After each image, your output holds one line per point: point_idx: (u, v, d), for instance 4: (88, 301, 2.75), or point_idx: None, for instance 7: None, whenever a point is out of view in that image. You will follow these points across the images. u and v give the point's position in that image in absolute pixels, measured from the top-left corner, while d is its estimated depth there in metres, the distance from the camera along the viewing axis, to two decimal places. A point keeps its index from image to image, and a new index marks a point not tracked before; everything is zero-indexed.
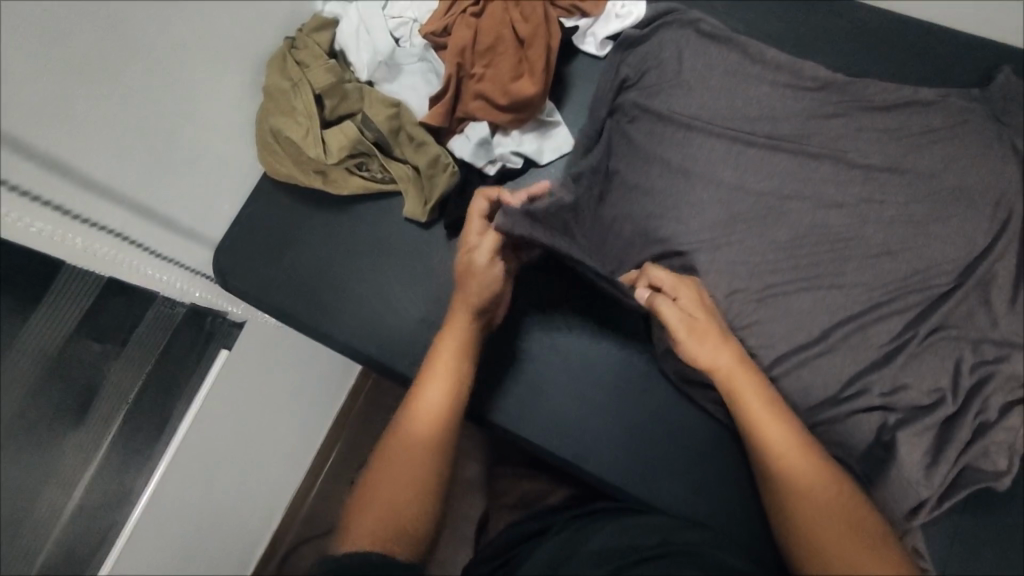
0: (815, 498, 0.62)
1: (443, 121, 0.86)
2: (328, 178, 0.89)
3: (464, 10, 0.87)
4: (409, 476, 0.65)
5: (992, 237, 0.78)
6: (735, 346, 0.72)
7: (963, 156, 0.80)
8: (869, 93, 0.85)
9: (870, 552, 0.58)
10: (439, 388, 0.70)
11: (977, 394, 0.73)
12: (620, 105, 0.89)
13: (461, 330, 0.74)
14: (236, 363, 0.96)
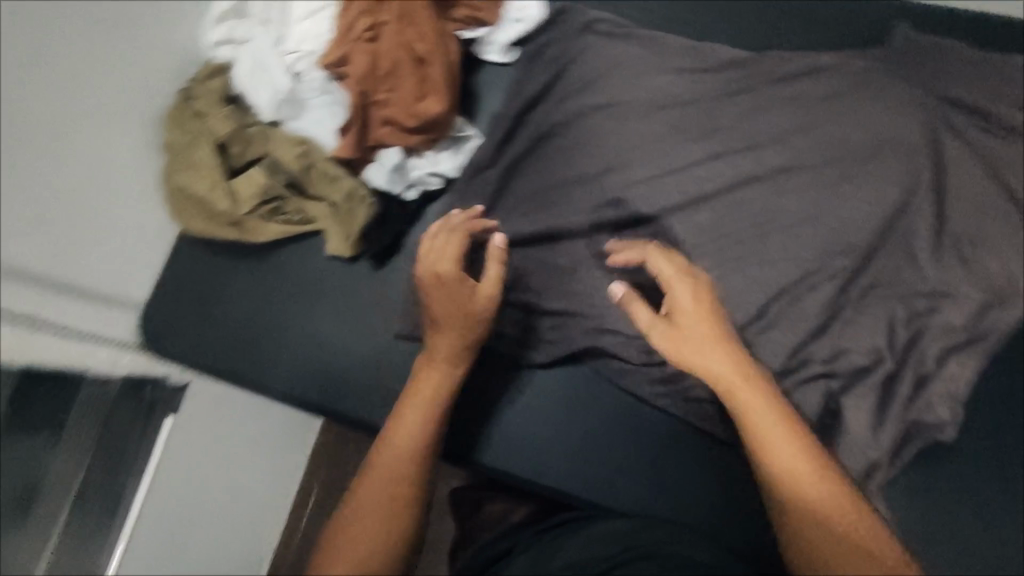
0: (810, 490, 0.57)
1: (353, 152, 0.84)
2: (243, 228, 0.86)
3: (359, 35, 0.83)
4: (357, 543, 0.60)
5: (906, 190, 0.79)
6: (727, 341, 0.67)
7: (870, 114, 0.82)
8: (772, 68, 0.86)
9: (865, 543, 0.53)
10: (397, 441, 0.66)
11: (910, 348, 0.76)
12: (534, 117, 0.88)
13: (436, 371, 0.72)
14: (188, 425, 0.92)
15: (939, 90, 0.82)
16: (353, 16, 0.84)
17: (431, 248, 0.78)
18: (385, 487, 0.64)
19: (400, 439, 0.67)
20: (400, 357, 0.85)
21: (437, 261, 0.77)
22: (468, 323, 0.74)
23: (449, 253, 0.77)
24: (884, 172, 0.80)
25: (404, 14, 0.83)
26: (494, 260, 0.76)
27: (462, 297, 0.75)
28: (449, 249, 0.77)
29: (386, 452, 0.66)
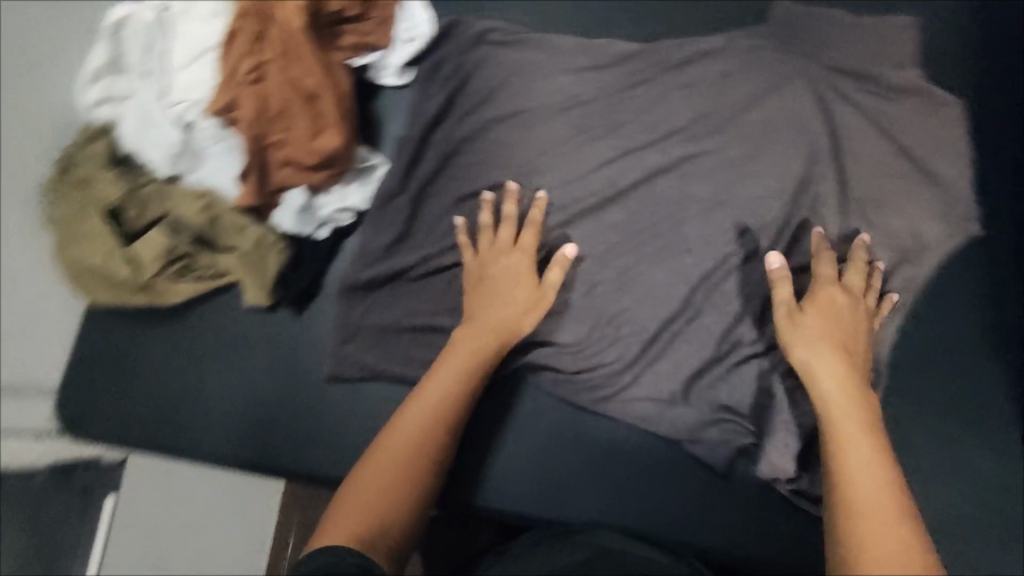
0: (868, 492, 0.58)
1: (255, 199, 0.81)
2: (152, 292, 0.82)
3: (243, 78, 0.79)
4: (383, 480, 0.63)
5: (806, 161, 0.81)
6: (846, 359, 0.70)
7: (763, 92, 0.84)
8: (669, 49, 0.87)
9: (906, 541, 0.53)
10: (426, 404, 0.70)
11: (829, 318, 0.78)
12: (435, 138, 0.87)
13: (467, 339, 0.75)
14: (138, 497, 0.86)
15: (824, 59, 0.84)
16: (236, 59, 0.79)
17: (500, 228, 0.80)
18: (392, 466, 0.65)
19: (414, 429, 0.68)
20: (336, 400, 0.83)
21: (491, 247, 0.80)
22: (498, 331, 0.76)
23: (499, 241, 0.80)
24: (781, 147, 0.82)
25: (288, 50, 0.79)
26: (556, 266, 0.78)
27: (517, 292, 0.78)
28: (504, 241, 0.80)
29: (398, 437, 0.67)
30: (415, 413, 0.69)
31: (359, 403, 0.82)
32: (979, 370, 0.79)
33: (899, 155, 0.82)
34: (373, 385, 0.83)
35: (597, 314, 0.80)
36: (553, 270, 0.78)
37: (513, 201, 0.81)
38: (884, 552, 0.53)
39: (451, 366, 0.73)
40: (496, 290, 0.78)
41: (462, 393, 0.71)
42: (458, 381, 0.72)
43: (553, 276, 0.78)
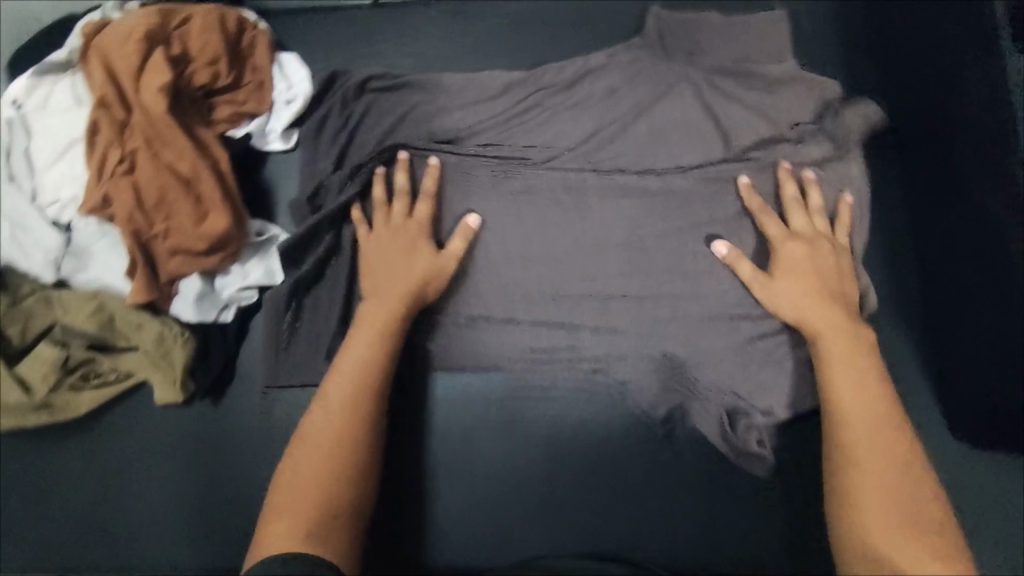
0: (866, 446, 0.64)
1: (148, 294, 0.77)
2: (54, 408, 0.78)
3: (113, 171, 0.76)
4: (317, 465, 0.64)
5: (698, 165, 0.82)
6: (839, 310, 0.73)
7: (649, 103, 0.84)
8: (550, 75, 0.85)
9: (895, 493, 0.60)
10: (343, 377, 0.70)
11: (753, 321, 0.79)
12: (324, 181, 0.84)
13: (370, 311, 0.74)
14: None
15: (704, 61, 0.84)
16: (103, 151, 0.76)
17: (393, 207, 0.80)
18: (321, 440, 0.66)
19: (340, 401, 0.68)
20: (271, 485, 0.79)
21: (388, 226, 0.79)
22: (408, 288, 0.75)
23: (395, 220, 0.79)
24: (677, 158, 0.83)
25: (152, 137, 0.75)
26: (458, 236, 0.79)
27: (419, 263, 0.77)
28: (399, 220, 0.79)
29: (324, 415, 0.68)
30: (339, 385, 0.69)
31: None
32: (889, 346, 0.82)
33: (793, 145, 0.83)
34: None
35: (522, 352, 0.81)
36: (459, 238, 0.79)
37: (400, 171, 0.81)
38: (876, 506, 0.60)
39: (364, 338, 0.73)
40: (398, 257, 0.77)
41: (377, 361, 0.71)
42: (375, 348, 0.72)
43: (456, 240, 0.78)
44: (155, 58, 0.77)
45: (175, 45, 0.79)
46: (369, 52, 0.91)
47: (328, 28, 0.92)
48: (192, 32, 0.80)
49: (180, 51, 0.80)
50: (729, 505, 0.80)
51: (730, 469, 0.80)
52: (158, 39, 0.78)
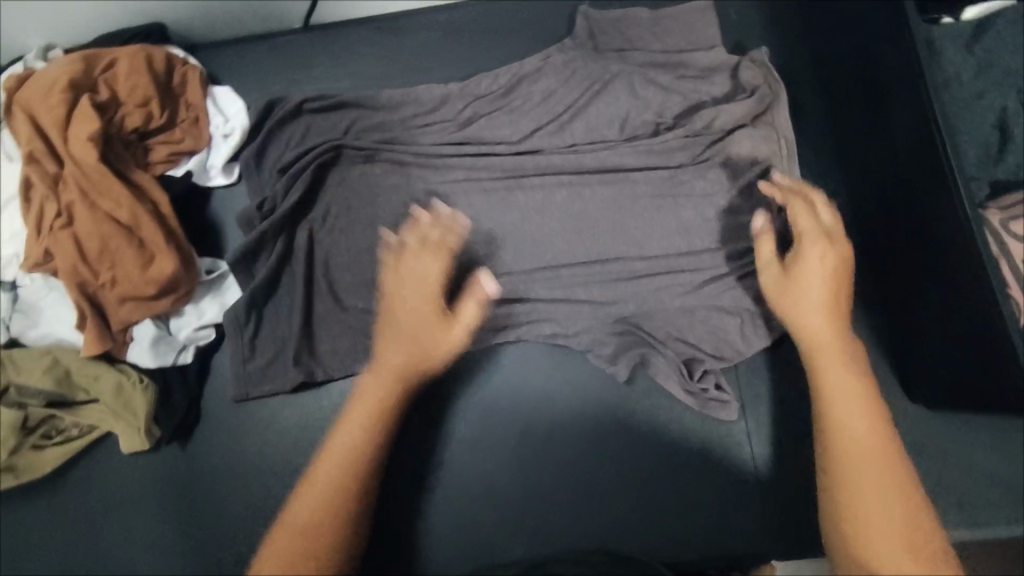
0: (861, 436, 0.56)
1: (102, 344, 0.76)
2: (18, 470, 0.77)
3: (51, 225, 0.75)
4: (302, 534, 0.56)
5: (640, 156, 0.83)
6: (829, 299, 0.66)
7: (585, 102, 0.84)
8: (484, 84, 0.86)
9: (897, 494, 0.52)
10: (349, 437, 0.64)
11: (703, 301, 0.80)
12: (267, 199, 0.83)
13: (381, 372, 0.68)
14: None
15: (635, 55, 0.85)
16: (40, 206, 0.76)
17: (410, 254, 0.72)
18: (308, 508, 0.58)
19: (327, 471, 0.61)
20: (247, 521, 0.79)
21: (404, 279, 0.71)
22: (424, 355, 0.69)
23: (428, 274, 0.71)
24: (618, 152, 0.83)
25: (87, 187, 0.75)
26: (473, 301, 0.72)
27: (427, 334, 0.69)
28: (420, 271, 0.71)
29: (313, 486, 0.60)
30: (328, 458, 0.62)
31: (271, 517, 0.79)
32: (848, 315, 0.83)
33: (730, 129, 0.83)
34: (280, 494, 0.79)
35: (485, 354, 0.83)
36: (478, 302, 0.72)
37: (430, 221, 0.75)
38: (876, 512, 0.51)
39: (363, 403, 0.66)
40: (415, 311, 0.69)
41: (381, 425, 0.65)
42: (372, 414, 0.66)
43: (473, 301, 0.72)
44: (81, 106, 0.76)
45: (102, 91, 0.79)
46: (303, 77, 0.91)
47: (260, 58, 0.92)
48: (119, 76, 0.80)
49: (107, 96, 0.79)
50: (707, 490, 0.80)
51: (704, 452, 0.81)
52: (83, 86, 0.78)
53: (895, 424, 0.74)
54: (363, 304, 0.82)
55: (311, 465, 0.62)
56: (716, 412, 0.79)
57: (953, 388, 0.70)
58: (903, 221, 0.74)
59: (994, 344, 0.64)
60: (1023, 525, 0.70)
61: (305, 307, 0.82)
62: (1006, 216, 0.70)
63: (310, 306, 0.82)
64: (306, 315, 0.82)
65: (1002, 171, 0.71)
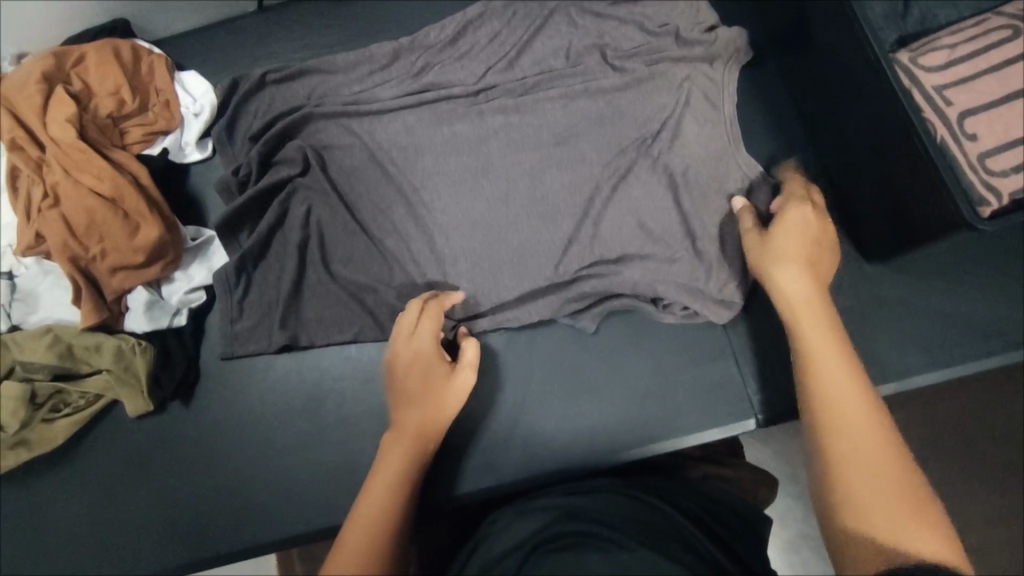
0: (844, 399, 0.55)
1: (99, 314, 0.80)
2: (32, 443, 0.80)
3: (39, 208, 0.79)
4: None
5: (585, 78, 0.87)
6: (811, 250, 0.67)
7: (528, 37, 0.89)
8: (431, 36, 0.91)
9: (893, 472, 0.51)
10: (376, 503, 0.61)
11: (671, 199, 0.82)
12: (243, 164, 0.87)
13: (402, 448, 0.67)
14: None
15: None
16: (28, 193, 0.81)
17: (403, 316, 0.75)
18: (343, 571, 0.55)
19: (376, 507, 0.61)
20: (255, 467, 0.82)
21: (413, 349, 0.72)
22: (432, 423, 0.69)
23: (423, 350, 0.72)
24: (565, 78, 0.87)
25: (69, 166, 0.80)
26: (473, 346, 0.73)
27: (437, 396, 0.70)
28: (409, 324, 0.74)
29: (361, 518, 0.60)
30: (377, 494, 0.62)
31: (279, 459, 0.82)
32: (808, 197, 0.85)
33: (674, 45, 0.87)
34: (284, 439, 0.82)
35: (478, 295, 0.82)
36: (474, 347, 0.73)
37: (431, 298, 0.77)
38: (872, 485, 0.51)
39: (395, 453, 0.66)
40: (430, 383, 0.71)
41: (404, 491, 0.63)
42: (408, 464, 0.65)
43: (472, 352, 0.73)
44: (56, 95, 0.82)
45: (75, 83, 0.84)
46: (264, 54, 0.96)
47: (221, 43, 0.97)
48: (89, 68, 0.85)
49: (80, 87, 0.84)
50: (704, 382, 0.80)
51: (692, 343, 0.82)
52: (57, 80, 0.83)
53: (856, 288, 0.79)
54: (341, 267, 0.84)
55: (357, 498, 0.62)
56: (709, 316, 0.80)
57: (905, 232, 0.74)
58: (846, 95, 0.77)
59: (921, 165, 0.68)
60: (983, 358, 0.76)
61: (296, 271, 0.84)
62: (915, 55, 0.70)
63: (301, 273, 0.84)
64: (295, 280, 0.84)
65: (910, 25, 0.74)
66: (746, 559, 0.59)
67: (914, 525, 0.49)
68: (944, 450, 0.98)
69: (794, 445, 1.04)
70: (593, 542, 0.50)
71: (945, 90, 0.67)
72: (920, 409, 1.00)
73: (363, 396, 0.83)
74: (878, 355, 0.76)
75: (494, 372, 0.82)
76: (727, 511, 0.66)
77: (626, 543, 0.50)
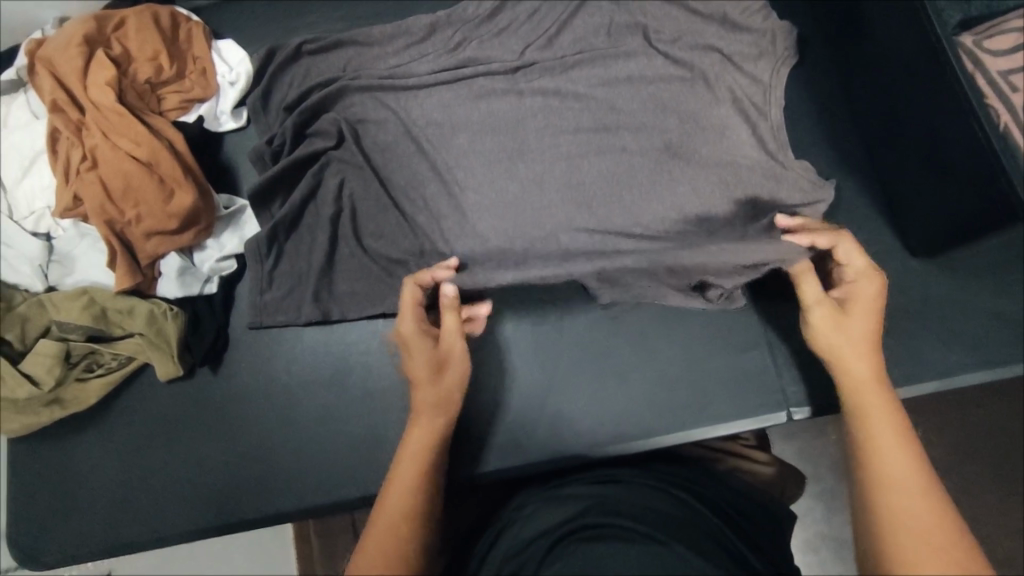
0: (889, 446, 0.53)
1: (133, 278, 0.80)
2: (65, 401, 0.82)
3: (78, 170, 0.80)
4: None
5: (627, 57, 0.85)
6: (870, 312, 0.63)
7: (569, 14, 0.87)
8: (469, 11, 0.89)
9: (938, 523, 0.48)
10: (407, 489, 0.59)
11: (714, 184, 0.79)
12: (275, 134, 0.87)
13: (423, 427, 0.64)
14: None
15: None
16: (67, 155, 0.81)
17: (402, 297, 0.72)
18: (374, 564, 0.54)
19: (400, 508, 0.58)
20: (279, 436, 0.82)
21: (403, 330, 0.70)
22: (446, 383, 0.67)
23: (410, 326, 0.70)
24: (606, 58, 0.85)
25: (107, 129, 0.80)
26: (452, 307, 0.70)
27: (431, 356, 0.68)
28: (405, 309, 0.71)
29: (387, 518, 0.57)
30: (397, 488, 0.59)
31: (304, 428, 0.82)
32: (853, 185, 0.82)
33: (717, 27, 0.85)
34: (309, 410, 0.83)
35: (509, 275, 0.80)
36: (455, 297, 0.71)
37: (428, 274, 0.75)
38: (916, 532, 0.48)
39: (417, 447, 0.63)
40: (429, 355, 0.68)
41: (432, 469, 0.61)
42: (429, 451, 0.63)
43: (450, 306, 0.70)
44: (97, 58, 0.82)
45: (114, 47, 0.85)
46: (302, 25, 0.96)
47: (259, 14, 0.97)
48: (129, 33, 0.86)
49: (120, 51, 0.85)
50: (733, 372, 0.79)
51: (722, 331, 0.80)
52: (98, 44, 0.84)
53: (898, 281, 0.76)
54: (372, 241, 0.84)
55: (377, 500, 0.60)
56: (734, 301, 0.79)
57: (955, 221, 0.71)
58: (899, 81, 0.74)
59: (979, 152, 0.66)
60: None
61: (328, 245, 0.84)
62: (980, 37, 0.71)
63: (332, 246, 0.84)
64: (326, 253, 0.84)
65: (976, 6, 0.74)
66: (773, 557, 0.58)
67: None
68: (976, 457, 0.96)
69: (819, 444, 1.02)
70: (623, 537, 0.50)
71: (1012, 75, 0.68)
72: (953, 415, 0.97)
73: (389, 370, 0.83)
74: (919, 353, 0.74)
75: (521, 353, 0.82)
76: (755, 507, 0.65)
77: (656, 537, 0.49)
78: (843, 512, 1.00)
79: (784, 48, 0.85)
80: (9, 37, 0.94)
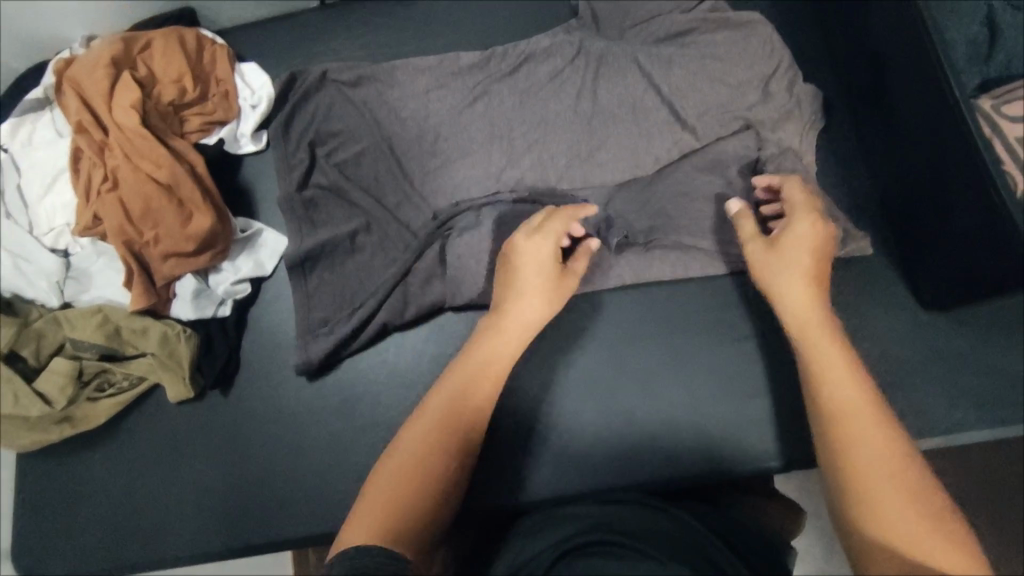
0: (835, 367, 0.55)
1: (149, 297, 0.81)
2: (76, 419, 0.83)
3: (99, 190, 0.81)
4: (402, 478, 0.56)
5: (644, 112, 0.87)
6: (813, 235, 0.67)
7: (592, 58, 0.89)
8: (494, 63, 0.90)
9: (890, 446, 0.50)
10: (445, 398, 0.62)
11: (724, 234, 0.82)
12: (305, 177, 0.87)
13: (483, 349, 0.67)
14: None
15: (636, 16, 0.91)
16: (88, 175, 0.82)
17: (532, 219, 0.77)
18: (408, 452, 0.58)
19: (438, 410, 0.61)
20: (285, 462, 0.82)
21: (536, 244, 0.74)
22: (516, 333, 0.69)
23: (541, 252, 0.73)
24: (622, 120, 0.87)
25: (129, 151, 0.81)
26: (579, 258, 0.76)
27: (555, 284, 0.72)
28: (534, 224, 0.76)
29: (410, 451, 0.58)
30: (439, 399, 0.62)
31: (310, 455, 0.82)
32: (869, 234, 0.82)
33: (736, 78, 0.86)
34: (315, 436, 0.83)
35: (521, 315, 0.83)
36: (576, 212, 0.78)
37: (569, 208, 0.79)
38: (869, 455, 0.50)
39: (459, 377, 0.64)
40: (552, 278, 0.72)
41: (476, 389, 0.63)
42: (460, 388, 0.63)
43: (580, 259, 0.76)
44: (123, 80, 0.84)
45: (140, 69, 0.86)
46: (326, 54, 0.97)
47: (284, 40, 0.98)
48: (154, 56, 0.87)
49: (145, 73, 0.86)
50: (741, 417, 0.78)
51: (732, 376, 0.80)
52: (124, 66, 0.85)
53: (910, 334, 0.76)
54: (380, 276, 0.85)
55: (417, 409, 0.62)
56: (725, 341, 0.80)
57: (972, 277, 0.71)
58: (919, 144, 0.75)
59: (995, 219, 0.66)
60: None
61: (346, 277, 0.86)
62: (998, 101, 0.74)
63: (348, 279, 0.86)
64: (341, 282, 0.86)
65: (993, 69, 0.77)
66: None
67: (942, 538, 0.45)
68: (980, 506, 0.95)
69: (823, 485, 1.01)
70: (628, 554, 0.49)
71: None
72: (963, 460, 0.96)
73: (397, 399, 0.83)
74: (926, 408, 0.74)
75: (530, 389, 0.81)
76: (761, 545, 0.63)
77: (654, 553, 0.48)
78: (842, 554, 0.99)
79: (812, 112, 0.85)
80: (35, 54, 0.95)
